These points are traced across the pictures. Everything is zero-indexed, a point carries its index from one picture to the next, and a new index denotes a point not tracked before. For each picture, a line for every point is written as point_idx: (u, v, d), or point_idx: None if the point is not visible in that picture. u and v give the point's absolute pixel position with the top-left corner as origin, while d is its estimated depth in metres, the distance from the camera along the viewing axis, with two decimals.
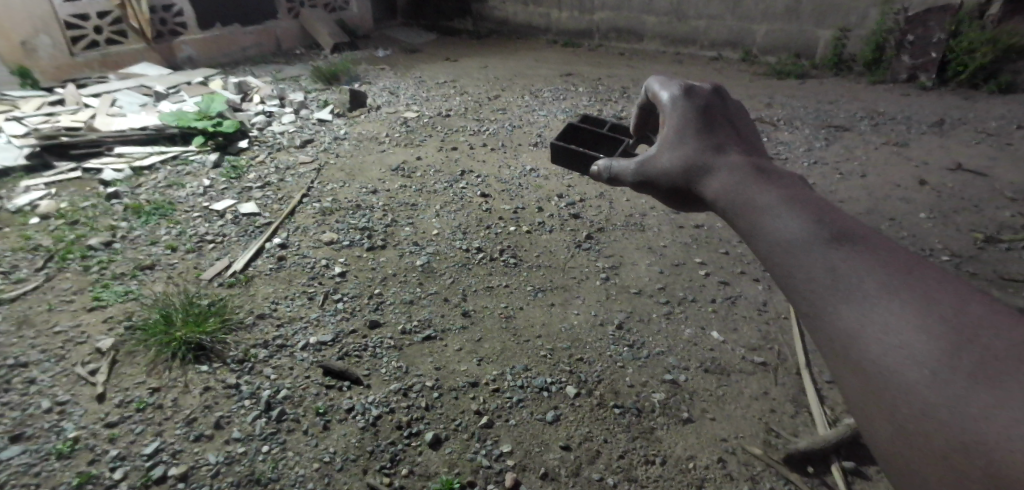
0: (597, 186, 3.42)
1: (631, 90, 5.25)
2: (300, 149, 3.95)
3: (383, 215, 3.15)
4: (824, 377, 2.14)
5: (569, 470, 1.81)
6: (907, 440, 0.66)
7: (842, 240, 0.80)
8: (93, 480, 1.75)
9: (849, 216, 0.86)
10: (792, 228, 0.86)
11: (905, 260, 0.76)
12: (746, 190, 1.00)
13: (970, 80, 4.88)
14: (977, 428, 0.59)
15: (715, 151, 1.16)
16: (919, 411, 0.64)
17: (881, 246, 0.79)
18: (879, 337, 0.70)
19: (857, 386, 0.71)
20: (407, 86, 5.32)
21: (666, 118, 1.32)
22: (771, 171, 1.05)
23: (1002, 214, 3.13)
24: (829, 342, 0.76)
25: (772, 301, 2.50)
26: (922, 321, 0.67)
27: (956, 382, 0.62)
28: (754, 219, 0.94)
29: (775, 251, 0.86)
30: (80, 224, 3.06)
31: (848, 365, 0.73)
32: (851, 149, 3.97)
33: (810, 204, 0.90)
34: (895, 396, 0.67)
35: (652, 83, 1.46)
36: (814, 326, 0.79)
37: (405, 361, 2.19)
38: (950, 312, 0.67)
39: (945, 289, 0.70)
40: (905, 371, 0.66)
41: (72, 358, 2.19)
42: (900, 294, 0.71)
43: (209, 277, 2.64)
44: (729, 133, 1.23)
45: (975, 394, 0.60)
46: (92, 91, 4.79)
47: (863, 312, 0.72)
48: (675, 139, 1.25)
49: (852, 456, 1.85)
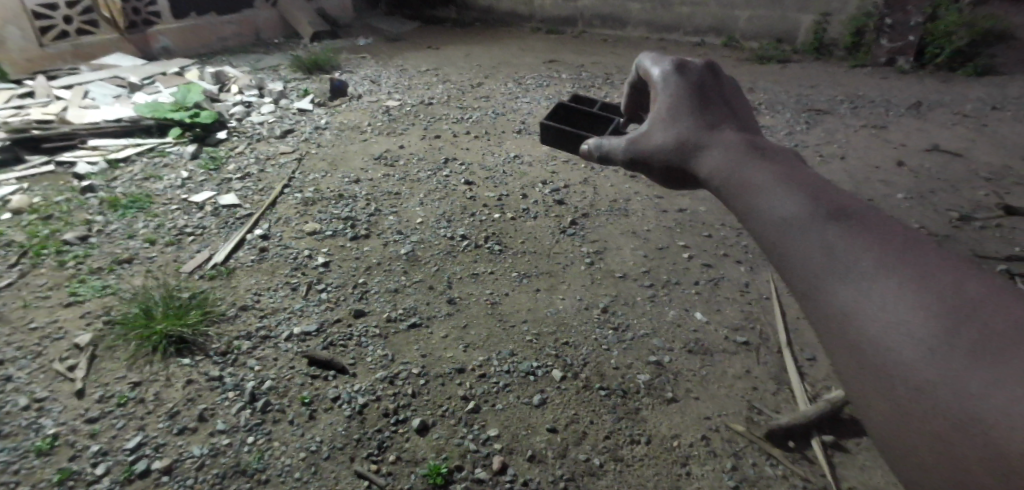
0: (581, 172, 3.43)
1: (614, 76, 5.25)
2: (280, 140, 3.89)
3: (366, 205, 3.12)
4: (806, 355, 2.18)
5: (556, 452, 1.82)
6: (902, 417, 0.65)
7: (840, 220, 0.80)
8: (74, 476, 1.73)
9: (843, 193, 0.86)
10: (788, 208, 0.86)
11: (900, 238, 0.75)
12: (742, 169, 1.00)
13: (946, 63, 4.97)
14: (975, 404, 0.58)
15: (709, 130, 1.16)
16: (915, 390, 0.63)
17: (876, 223, 0.79)
18: (873, 315, 0.69)
19: (854, 365, 0.71)
20: (389, 74, 5.26)
21: (658, 96, 1.31)
22: (765, 149, 1.05)
23: (978, 194, 3.19)
24: (824, 323, 0.76)
25: (754, 282, 2.53)
26: (919, 300, 0.66)
27: (953, 359, 0.61)
28: (751, 199, 0.93)
29: (773, 232, 0.86)
30: (54, 218, 3.00)
31: (846, 347, 0.72)
32: (831, 132, 4.01)
33: (805, 183, 0.90)
34: (890, 375, 0.66)
35: (643, 57, 1.45)
36: (809, 305, 0.78)
37: (390, 349, 2.18)
38: (947, 290, 0.66)
39: (944, 266, 0.70)
40: (901, 350, 0.65)
41: (49, 355, 2.15)
42: (894, 271, 0.70)
43: (190, 270, 2.61)
44: (722, 108, 1.23)
45: (973, 368, 0.59)
46: (63, 83, 4.67)
47: (860, 293, 0.72)
48: (668, 118, 1.24)
49: (833, 430, 1.89)
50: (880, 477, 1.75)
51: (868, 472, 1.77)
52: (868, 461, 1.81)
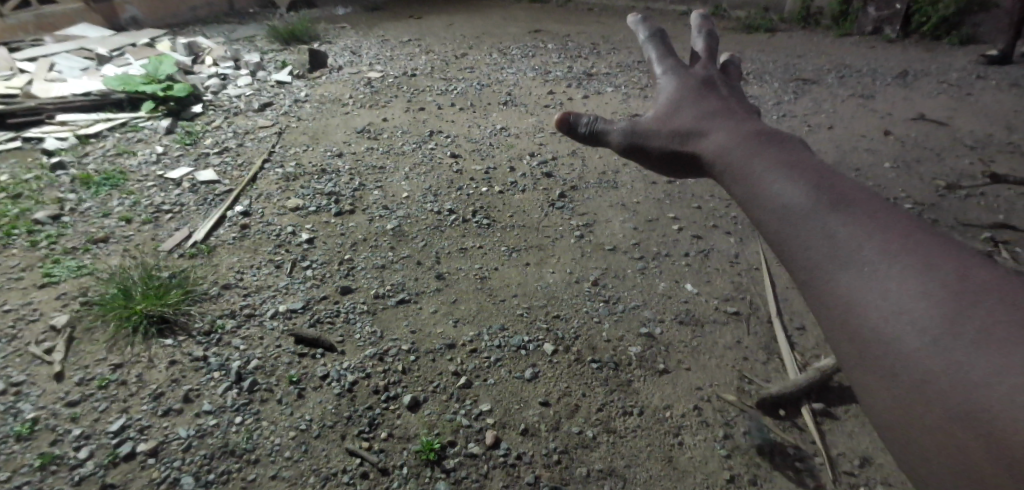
0: (569, 144, 3.38)
1: (601, 46, 5.15)
2: (258, 113, 3.77)
3: (349, 180, 3.05)
4: (795, 324, 2.18)
5: (548, 425, 1.82)
6: (906, 410, 0.59)
7: (841, 206, 0.73)
8: (56, 461, 1.68)
9: (846, 180, 0.80)
10: (792, 195, 0.78)
11: (906, 225, 0.69)
12: (745, 153, 0.92)
13: (932, 32, 4.96)
14: (982, 395, 0.52)
15: (712, 118, 1.08)
16: (916, 380, 0.57)
17: (881, 209, 0.72)
18: (875, 303, 0.63)
19: (855, 355, 0.65)
20: (370, 45, 5.11)
21: (663, 88, 1.23)
22: (771, 134, 0.97)
23: (963, 162, 3.20)
24: (826, 312, 0.69)
25: (744, 252, 2.53)
26: (923, 285, 0.60)
27: (959, 348, 0.55)
28: (752, 186, 0.85)
29: (774, 222, 0.78)
30: (24, 197, 2.87)
31: (847, 338, 0.66)
32: (818, 101, 3.99)
33: (809, 169, 0.82)
34: (892, 366, 0.60)
35: (645, 46, 1.36)
36: (811, 294, 0.72)
37: (379, 326, 2.15)
38: (952, 275, 0.60)
39: (949, 254, 0.64)
40: (902, 338, 0.59)
41: (25, 338, 2.08)
42: (897, 258, 0.64)
43: (169, 248, 2.53)
44: (723, 98, 1.16)
45: (978, 356, 0.53)
46: (26, 55, 4.45)
47: (862, 280, 0.65)
48: (671, 106, 1.15)
49: (822, 398, 1.91)
50: (867, 443, 1.78)
51: (856, 438, 1.80)
52: (855, 427, 1.83)
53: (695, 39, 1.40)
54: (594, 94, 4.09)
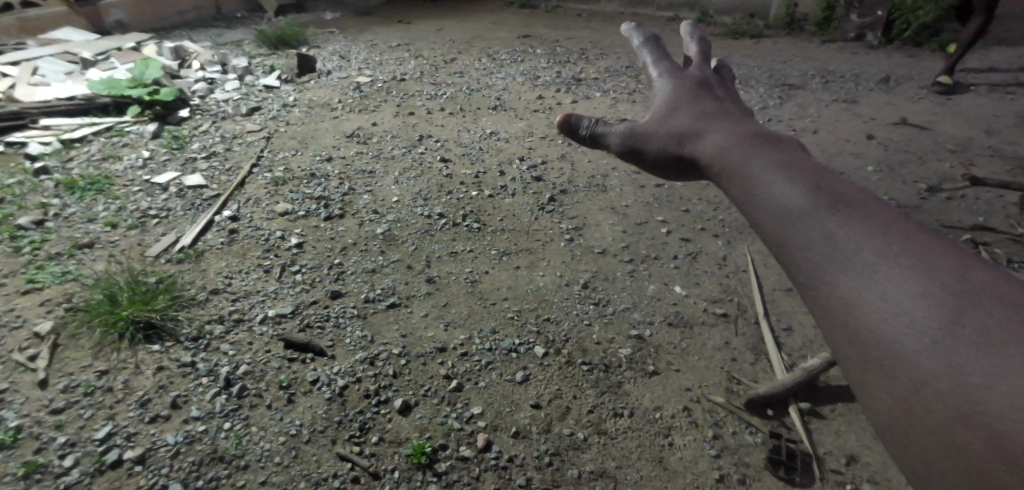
0: (558, 148, 3.40)
1: (589, 51, 5.19)
2: (246, 117, 3.76)
3: (339, 184, 3.04)
4: (782, 325, 2.21)
5: (539, 428, 1.82)
6: (905, 411, 0.59)
7: (840, 208, 0.74)
8: (41, 469, 1.66)
9: (843, 182, 0.81)
10: (791, 196, 0.79)
11: (905, 228, 0.71)
12: (743, 154, 0.93)
13: (912, 39, 5.05)
14: (983, 396, 0.53)
15: (708, 118, 1.09)
16: (917, 381, 0.58)
17: (879, 211, 0.74)
18: (876, 305, 0.64)
19: (854, 356, 0.65)
20: (359, 50, 5.11)
21: (658, 90, 1.25)
22: (767, 134, 0.99)
23: (944, 166, 3.26)
24: (825, 314, 0.69)
25: (732, 255, 2.55)
26: (922, 287, 0.62)
27: (960, 350, 0.56)
28: (751, 186, 0.86)
29: (772, 222, 0.79)
30: (5, 202, 2.83)
31: (847, 339, 0.66)
32: (804, 106, 4.05)
33: (805, 170, 0.84)
34: (892, 367, 0.61)
35: (639, 50, 1.38)
36: (810, 295, 0.72)
37: (369, 330, 2.14)
38: (950, 278, 0.62)
39: (949, 257, 0.65)
40: (902, 340, 0.60)
41: (8, 345, 2.05)
42: (896, 261, 0.66)
43: (156, 254, 2.50)
44: (718, 100, 1.18)
45: (980, 358, 0.55)
46: (9, 59, 4.39)
47: (861, 281, 0.66)
48: (667, 108, 1.17)
49: (809, 398, 1.94)
50: (853, 442, 1.80)
51: (843, 437, 1.82)
52: (841, 426, 1.85)
53: (687, 43, 1.42)
54: (583, 99, 4.12)
